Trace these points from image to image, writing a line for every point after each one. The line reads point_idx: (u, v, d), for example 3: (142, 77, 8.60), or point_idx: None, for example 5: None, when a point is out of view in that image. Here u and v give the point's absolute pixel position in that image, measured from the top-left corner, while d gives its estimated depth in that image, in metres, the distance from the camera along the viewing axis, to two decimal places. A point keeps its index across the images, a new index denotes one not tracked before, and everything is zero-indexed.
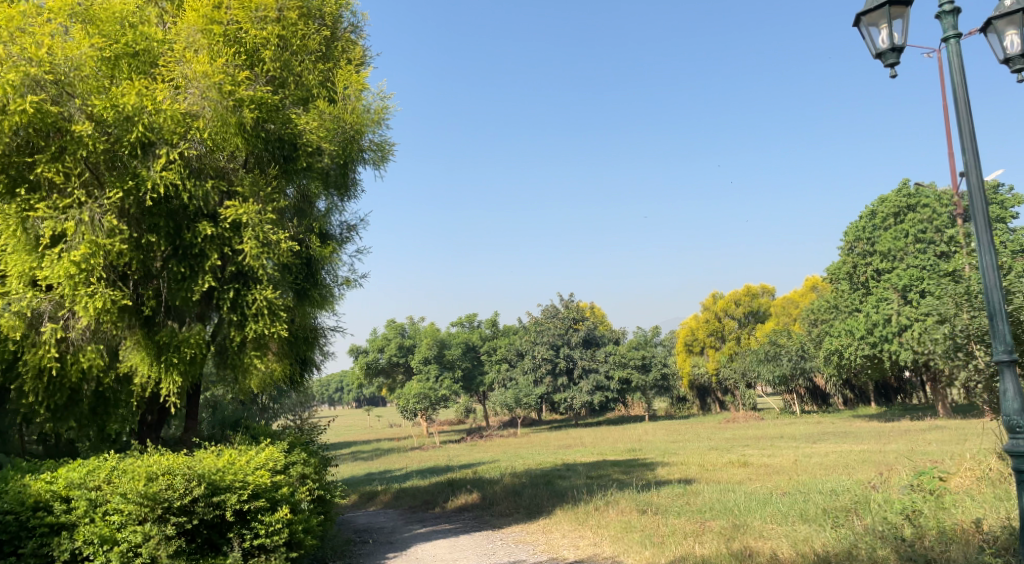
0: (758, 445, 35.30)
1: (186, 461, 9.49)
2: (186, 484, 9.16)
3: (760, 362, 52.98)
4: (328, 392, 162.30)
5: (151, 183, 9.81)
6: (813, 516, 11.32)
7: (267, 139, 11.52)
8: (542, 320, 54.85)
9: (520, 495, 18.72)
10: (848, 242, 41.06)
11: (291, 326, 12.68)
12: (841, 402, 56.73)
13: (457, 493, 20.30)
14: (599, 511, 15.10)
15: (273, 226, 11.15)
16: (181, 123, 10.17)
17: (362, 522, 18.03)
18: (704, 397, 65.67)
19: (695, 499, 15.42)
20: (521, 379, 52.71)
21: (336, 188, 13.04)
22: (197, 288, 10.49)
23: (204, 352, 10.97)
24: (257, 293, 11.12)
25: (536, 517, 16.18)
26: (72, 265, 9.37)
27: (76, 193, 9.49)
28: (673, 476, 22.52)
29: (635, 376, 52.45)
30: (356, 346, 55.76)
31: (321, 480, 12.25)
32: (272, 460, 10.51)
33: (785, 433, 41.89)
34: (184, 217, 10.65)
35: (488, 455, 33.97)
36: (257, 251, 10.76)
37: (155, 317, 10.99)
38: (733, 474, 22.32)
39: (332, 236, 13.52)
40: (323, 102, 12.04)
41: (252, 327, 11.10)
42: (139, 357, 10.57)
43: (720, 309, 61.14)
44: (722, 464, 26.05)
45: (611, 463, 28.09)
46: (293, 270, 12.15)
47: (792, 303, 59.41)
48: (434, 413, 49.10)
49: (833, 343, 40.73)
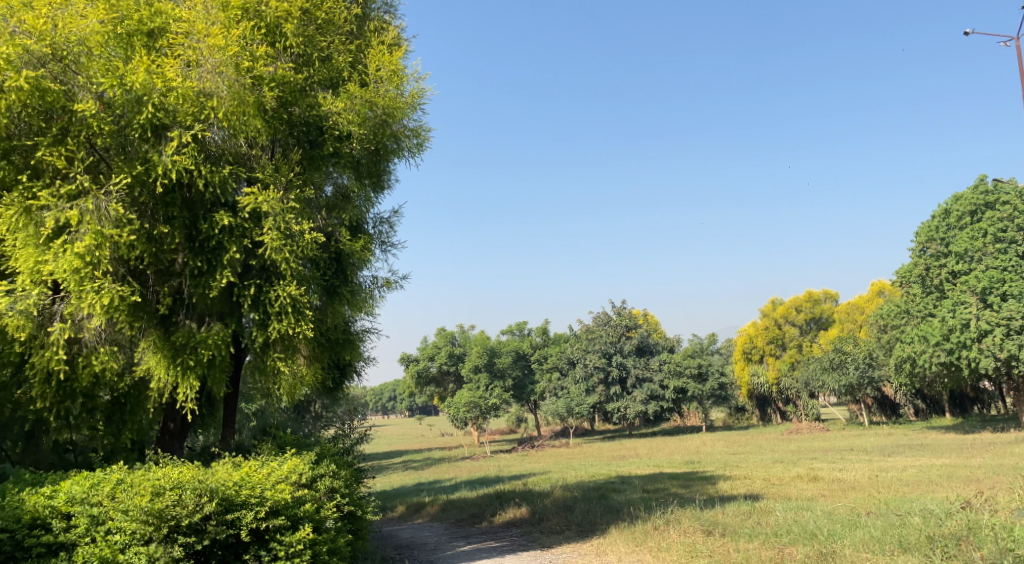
0: (828, 458, 33.04)
1: (197, 474, 8.59)
2: (196, 499, 8.27)
3: (825, 371, 50.14)
4: (381, 401, 162.99)
5: (162, 169, 9.02)
6: (916, 545, 9.71)
7: (292, 123, 10.67)
8: (594, 328, 53.30)
9: (572, 510, 17.41)
10: (920, 243, 38.43)
11: (321, 326, 11.73)
12: (912, 413, 53.32)
13: (505, 506, 19.08)
14: (659, 531, 13.67)
15: (297, 217, 10.22)
16: (195, 103, 9.34)
17: (405, 537, 17.03)
18: (764, 407, 62.73)
19: (768, 519, 13.85)
20: (572, 388, 51.28)
21: (368, 177, 12.06)
22: (215, 284, 9.61)
23: (224, 354, 10.07)
24: (280, 289, 10.19)
25: (589, 536, 14.84)
26: (77, 258, 8.62)
27: (80, 179, 8.73)
28: (738, 492, 20.84)
29: (691, 386, 50.41)
30: (408, 354, 55.08)
31: (353, 495, 11.20)
32: (295, 473, 9.58)
33: (855, 445, 39.30)
34: (201, 207, 9.83)
35: (540, 465, 32.61)
36: (280, 243, 9.83)
37: (172, 316, 10.19)
38: (803, 490, 20.51)
39: (365, 229, 12.66)
40: (354, 85, 11.12)
41: (275, 327, 10.21)
42: (155, 359, 9.79)
43: (780, 315, 58.44)
44: (790, 478, 24.11)
45: (669, 476, 26.44)
46: (320, 265, 11.24)
47: (858, 309, 55.86)
48: (485, 422, 48.00)
49: (905, 350, 38.05)
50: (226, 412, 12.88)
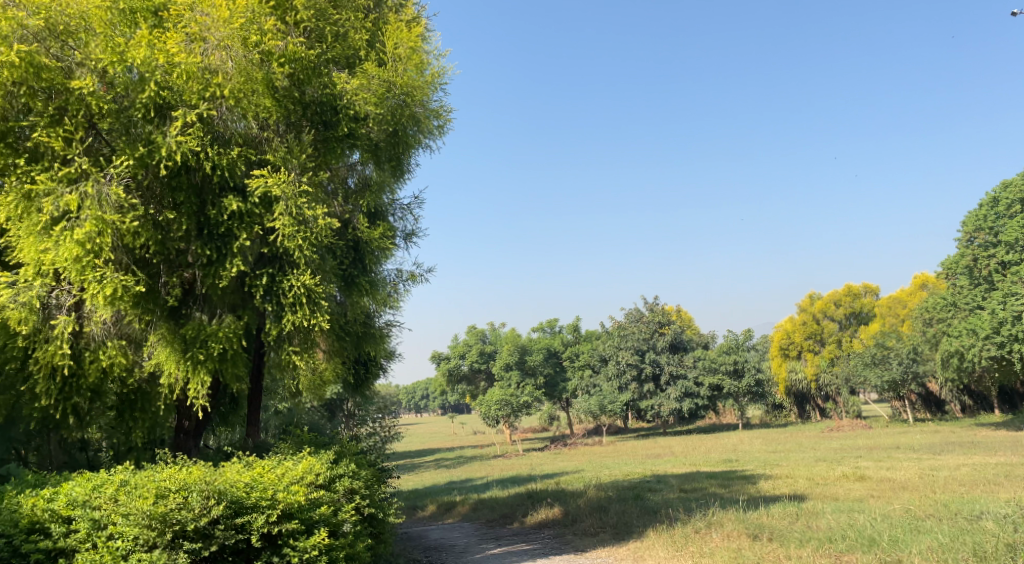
0: (873, 456, 31.73)
1: (204, 474, 8.01)
2: (203, 502, 7.70)
3: (867, 367, 48.37)
4: (413, 400, 163.15)
5: (166, 150, 8.51)
6: (994, 555, 8.75)
7: (305, 103, 10.11)
8: (625, 324, 52.33)
9: (606, 511, 16.63)
10: (967, 233, 36.78)
11: (338, 318, 11.14)
12: (959, 410, 51.25)
13: (537, 506, 18.33)
14: (699, 535, 12.84)
15: (312, 201, 9.63)
16: (199, 79, 8.80)
17: (433, 538, 16.43)
18: (802, 404, 60.99)
19: (818, 523, 12.92)
20: (605, 385, 50.32)
21: (387, 161, 11.47)
22: (225, 273, 9.09)
23: (236, 348, 9.50)
24: (294, 279, 9.62)
25: (625, 539, 14.02)
26: (77, 246, 8.13)
27: (79, 162, 8.25)
28: (779, 492, 19.87)
29: (726, 383, 49.10)
30: (438, 352, 54.70)
31: (374, 496, 10.59)
32: (310, 473, 9.00)
33: (901, 443, 37.68)
34: (210, 192, 9.27)
35: (571, 464, 31.78)
36: (292, 228, 9.26)
37: (181, 308, 9.70)
38: (850, 491, 19.44)
39: (385, 215, 12.07)
40: (372, 64, 10.52)
41: (290, 319, 9.64)
42: (165, 353, 9.29)
43: (818, 311, 56.65)
44: (835, 477, 22.98)
45: (707, 475, 25.44)
46: (337, 254, 10.67)
47: (900, 303, 53.91)
48: (517, 420, 47.31)
49: (952, 344, 36.37)
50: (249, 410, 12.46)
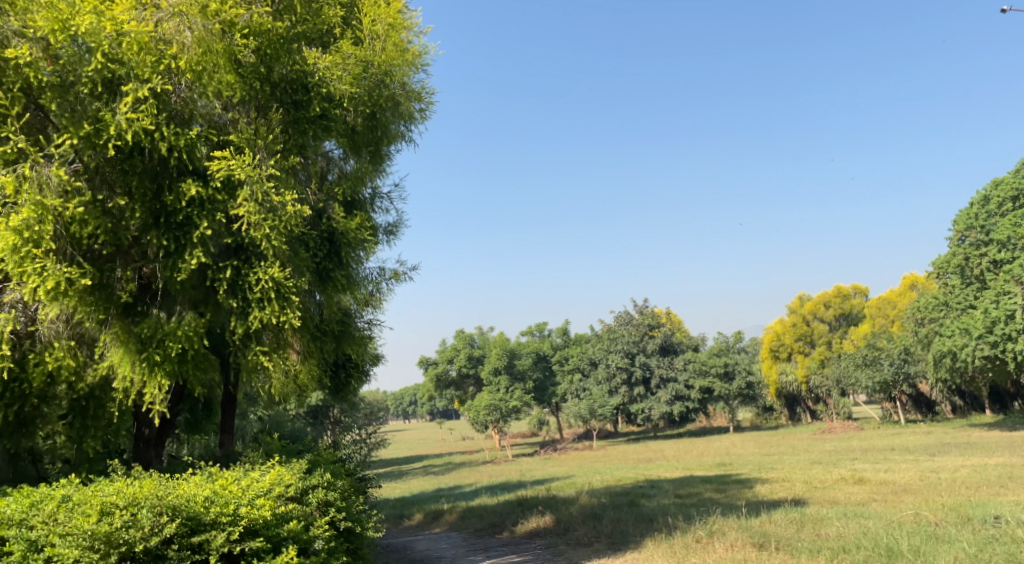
0: (868, 458, 31.17)
1: (158, 489, 7.20)
2: (155, 519, 6.86)
3: (858, 368, 47.91)
4: (402, 406, 161.66)
5: (116, 129, 7.69)
6: None
7: (273, 82, 9.18)
8: (615, 327, 51.70)
9: (600, 519, 15.85)
10: (958, 232, 36.43)
11: (311, 316, 10.34)
12: (949, 410, 50.86)
13: (527, 515, 17.53)
14: (701, 545, 12.09)
15: (280, 187, 8.86)
16: (153, 52, 8.09)
17: (419, 551, 15.57)
18: (793, 406, 60.45)
19: (825, 530, 12.25)
20: (595, 389, 49.53)
21: (364, 148, 10.72)
22: (184, 266, 8.28)
23: (196, 348, 8.67)
24: (261, 271, 8.83)
25: (622, 550, 13.25)
26: (13, 234, 7.27)
27: (15, 140, 7.37)
28: (778, 496, 19.19)
29: (717, 385, 48.50)
30: (426, 358, 53.85)
31: (351, 509, 9.72)
32: (280, 484, 8.22)
33: (896, 444, 37.11)
34: (167, 175, 8.45)
35: (563, 470, 30.97)
36: (258, 217, 8.49)
37: (137, 305, 8.86)
38: (851, 494, 18.77)
39: (364, 207, 11.32)
40: (347, 43, 9.86)
41: (257, 316, 8.85)
42: (118, 355, 8.46)
43: (808, 312, 56.14)
44: (834, 480, 22.33)
45: (702, 479, 24.71)
46: (310, 245, 9.91)
47: (889, 303, 53.62)
48: (506, 426, 46.44)
49: (945, 344, 35.93)
50: (224, 419, 11.75)
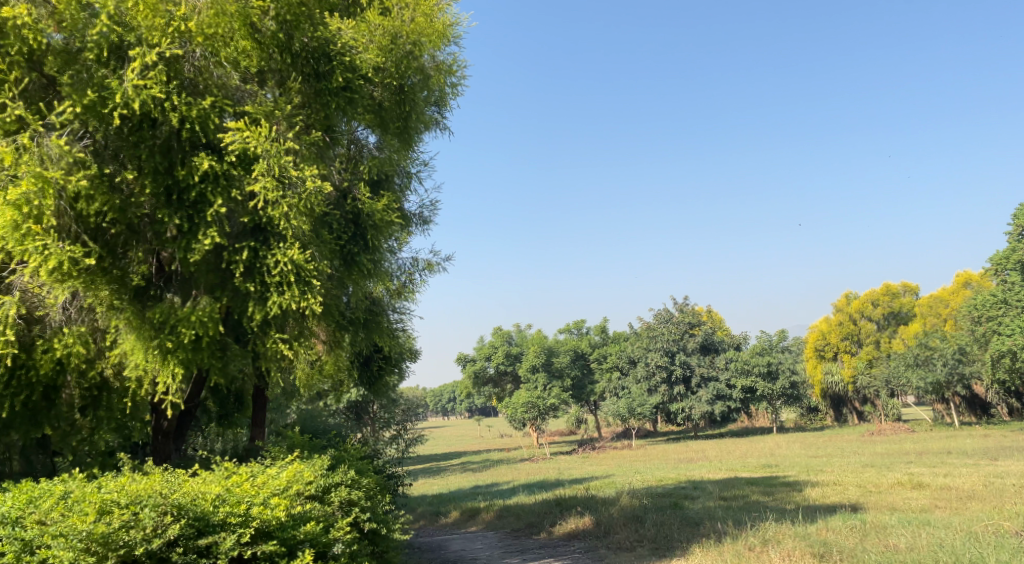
0: (924, 462, 29.52)
1: (163, 487, 6.68)
2: (157, 520, 6.31)
3: (909, 368, 45.83)
4: (439, 403, 162.16)
5: (122, 96, 7.21)
6: None
7: (294, 53, 8.61)
8: (654, 325, 50.57)
9: (642, 522, 14.95)
10: (1019, 226, 34.25)
11: (335, 303, 9.73)
12: (1007, 413, 48.37)
13: (566, 515, 16.73)
14: (755, 554, 11.13)
15: (299, 163, 8.24)
16: (161, 14, 7.63)
17: (453, 551, 14.93)
18: (839, 407, 58.23)
19: (893, 540, 11.18)
20: (633, 387, 48.36)
21: (392, 126, 10.06)
22: (197, 247, 7.70)
23: (212, 334, 8.09)
24: (281, 253, 8.22)
25: (667, 556, 12.38)
26: (13, 209, 6.83)
27: (14, 109, 6.99)
28: (832, 501, 18.02)
29: (760, 385, 46.87)
30: (463, 354, 53.36)
31: (377, 509, 9.06)
32: (297, 481, 7.64)
33: (953, 447, 35.21)
34: (179, 149, 7.84)
35: (601, 469, 30.04)
36: (275, 192, 7.91)
37: (149, 289, 8.30)
38: (910, 500, 17.55)
39: (392, 188, 10.65)
40: (374, 12, 9.22)
41: (276, 300, 8.23)
42: (131, 341, 7.94)
43: (855, 310, 54.02)
44: (890, 485, 21.04)
45: (747, 481, 23.55)
46: (334, 227, 9.31)
47: (942, 301, 51.38)
48: (543, 424, 45.61)
49: (1004, 344, 33.97)
50: (255, 411, 11.93)
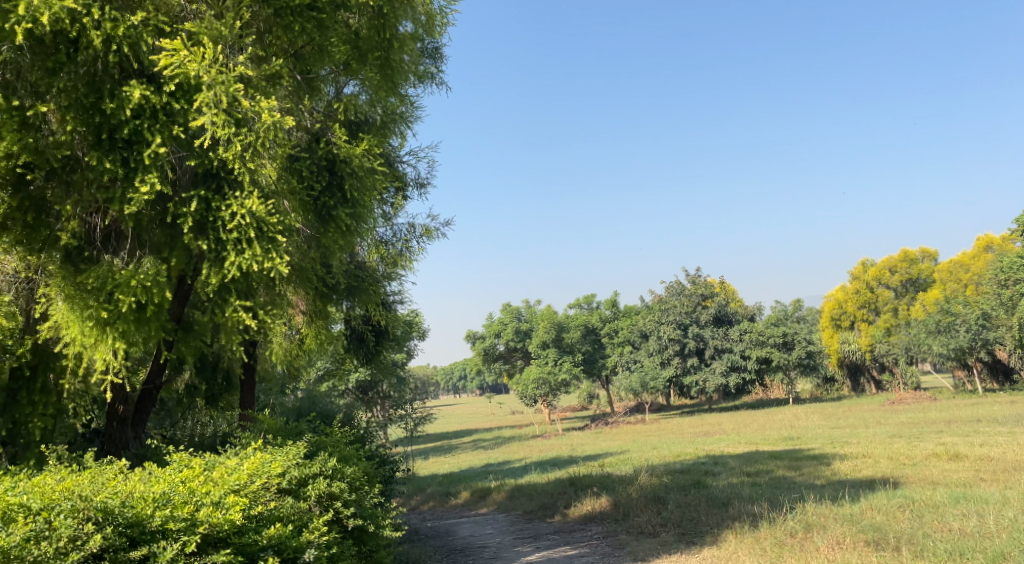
0: (954, 431, 27.99)
1: (88, 486, 5.42)
2: (78, 528, 5.05)
3: (931, 335, 43.99)
4: (450, 381, 161.79)
5: (27, 9, 5.91)
6: None
7: None
8: (666, 298, 49.01)
9: (665, 503, 13.65)
10: None
11: (308, 265, 8.43)
12: None
13: (581, 496, 15.48)
14: (797, 542, 9.80)
15: (253, 94, 6.88)
16: None
17: (462, 538, 13.71)
18: (857, 376, 56.68)
19: (954, 524, 9.82)
20: (646, 361, 46.97)
21: (372, 60, 8.73)
22: (131, 197, 6.39)
23: (158, 300, 6.80)
24: (237, 203, 6.91)
25: (695, 543, 11.07)
26: None
27: None
28: (866, 475, 16.70)
29: (776, 355, 45.35)
30: (473, 332, 52.26)
31: (363, 503, 7.78)
32: (261, 473, 6.38)
33: (982, 415, 33.63)
34: (109, 80, 6.56)
35: (616, 444, 28.78)
36: (225, 127, 6.56)
37: (83, 250, 7.05)
38: (950, 472, 16.24)
39: (372, 133, 9.32)
40: None
41: (232, 259, 6.89)
42: (62, 311, 6.66)
43: (872, 278, 52.58)
44: (925, 456, 19.60)
45: (770, 455, 22.21)
46: (304, 175, 8.02)
47: (963, 267, 49.40)
48: (555, 400, 44.41)
49: None
50: (244, 389, 11.04)
